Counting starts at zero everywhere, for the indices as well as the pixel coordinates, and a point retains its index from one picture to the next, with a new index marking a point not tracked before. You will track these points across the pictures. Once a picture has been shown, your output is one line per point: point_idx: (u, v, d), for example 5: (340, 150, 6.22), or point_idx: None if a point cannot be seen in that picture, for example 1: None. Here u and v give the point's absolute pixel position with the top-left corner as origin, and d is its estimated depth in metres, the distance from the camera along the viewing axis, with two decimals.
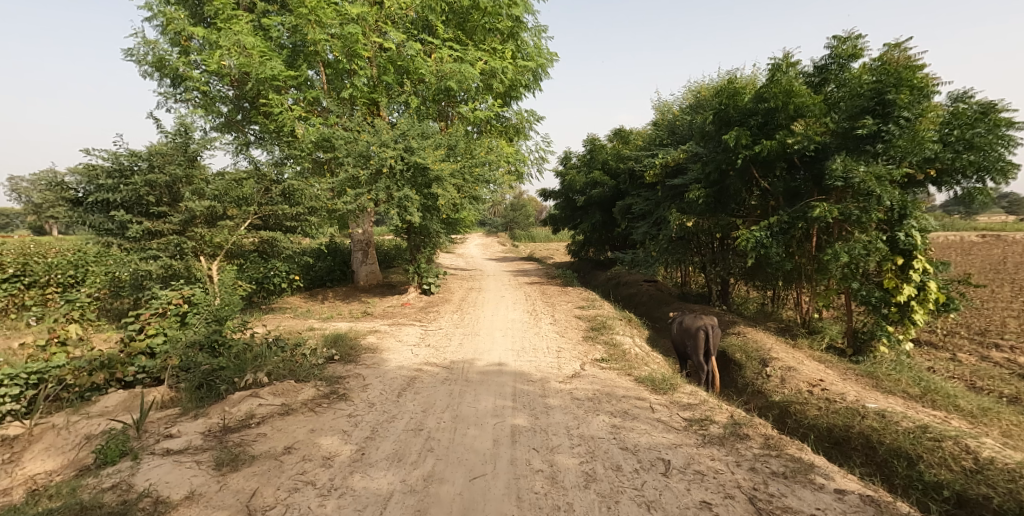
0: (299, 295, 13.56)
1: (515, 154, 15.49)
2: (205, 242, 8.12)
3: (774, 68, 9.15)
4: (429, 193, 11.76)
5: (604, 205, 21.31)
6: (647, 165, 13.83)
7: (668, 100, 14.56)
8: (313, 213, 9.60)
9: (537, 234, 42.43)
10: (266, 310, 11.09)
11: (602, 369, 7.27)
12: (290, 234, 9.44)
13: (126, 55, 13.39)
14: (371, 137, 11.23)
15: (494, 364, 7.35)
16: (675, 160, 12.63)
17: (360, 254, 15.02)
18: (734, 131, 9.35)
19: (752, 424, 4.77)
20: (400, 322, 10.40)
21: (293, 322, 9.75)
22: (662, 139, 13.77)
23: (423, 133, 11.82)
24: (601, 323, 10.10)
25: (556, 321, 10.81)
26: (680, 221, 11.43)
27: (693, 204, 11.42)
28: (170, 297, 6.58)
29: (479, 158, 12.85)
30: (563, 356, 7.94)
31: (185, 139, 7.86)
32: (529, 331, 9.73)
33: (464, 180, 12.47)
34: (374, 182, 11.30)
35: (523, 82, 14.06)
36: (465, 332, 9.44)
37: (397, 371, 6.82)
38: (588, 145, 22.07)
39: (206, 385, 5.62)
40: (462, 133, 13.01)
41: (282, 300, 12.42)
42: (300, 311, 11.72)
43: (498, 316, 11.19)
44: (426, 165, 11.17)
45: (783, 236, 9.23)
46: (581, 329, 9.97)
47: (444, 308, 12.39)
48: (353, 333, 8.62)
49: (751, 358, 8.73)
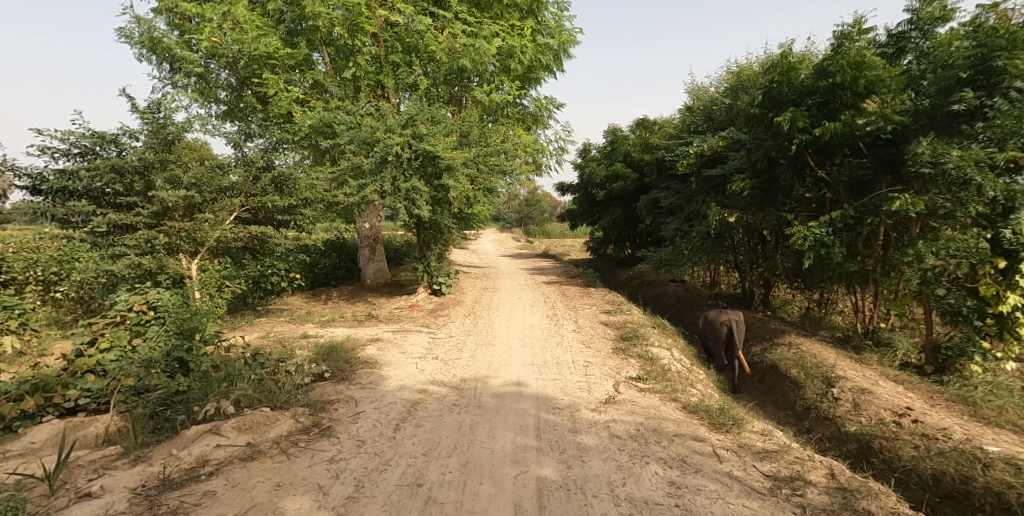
0: (301, 295, 12.62)
1: (534, 144, 14.36)
2: (183, 238, 6.96)
3: (841, 36, 7.98)
4: (439, 185, 10.70)
5: (626, 200, 20.09)
6: (678, 154, 12.58)
7: (702, 84, 13.33)
8: (306, 206, 8.53)
9: (553, 231, 41.26)
10: (261, 312, 10.14)
11: (641, 392, 6.10)
12: (281, 229, 8.36)
13: (120, 35, 12.41)
14: (376, 122, 10.14)
15: (513, 384, 6.25)
16: (714, 149, 11.41)
17: (367, 250, 14.09)
18: (789, 113, 8.29)
19: (867, 492, 3.62)
20: (407, 328, 9.36)
21: (286, 327, 8.74)
22: (698, 126, 12.53)
23: (432, 116, 10.72)
24: (632, 332, 8.94)
25: (580, 327, 9.66)
26: (720, 216, 10.24)
27: (736, 196, 10.22)
28: (129, 303, 5.45)
29: (495, 146, 11.77)
30: (592, 374, 6.80)
31: (160, 118, 6.81)
32: (552, 340, 8.61)
33: (478, 170, 11.37)
34: (379, 172, 10.21)
35: (543, 63, 12.87)
36: (479, 341, 8.35)
37: (399, 392, 5.77)
38: (610, 136, 20.88)
39: (160, 415, 4.52)
40: (477, 120, 11.90)
41: (281, 301, 11.48)
42: (300, 313, 10.75)
43: (515, 321, 10.09)
44: (436, 153, 10.10)
45: (848, 233, 8.03)
46: (609, 338, 8.82)
47: (455, 311, 11.32)
48: (352, 342, 7.59)
49: (813, 377, 7.49)
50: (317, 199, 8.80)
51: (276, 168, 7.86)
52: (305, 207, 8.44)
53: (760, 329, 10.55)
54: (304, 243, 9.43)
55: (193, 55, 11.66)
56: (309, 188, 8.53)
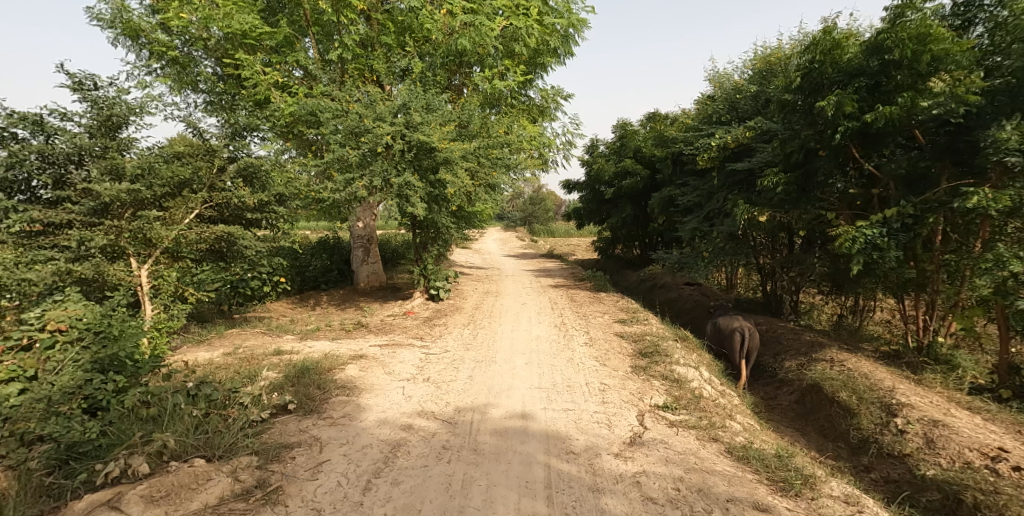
0: (286, 300, 11.64)
1: (539, 136, 13.34)
2: (131, 240, 5.86)
3: (900, 5, 6.98)
4: (435, 180, 9.74)
5: (636, 197, 19.03)
6: (699, 146, 11.54)
7: (723, 72, 12.30)
8: (279, 202, 7.50)
9: (558, 230, 40.38)
10: (237, 321, 9.16)
11: (672, 426, 5.09)
12: (251, 229, 7.33)
13: (87, 14, 11.29)
14: (364, 108, 9.11)
15: (518, 416, 5.23)
16: (740, 140, 10.37)
17: (361, 251, 13.21)
18: (835, 97, 7.31)
19: None
20: (397, 340, 8.33)
21: (259, 340, 7.73)
22: (719, 117, 11.49)
23: (426, 103, 9.70)
24: (653, 347, 7.89)
25: (593, 339, 8.63)
26: (749, 215, 9.19)
27: (766, 192, 9.19)
28: (41, 320, 4.38)
29: (498, 137, 10.78)
30: (611, 402, 5.78)
31: (103, 98, 5.78)
32: (561, 357, 7.58)
33: (479, 164, 10.38)
34: (368, 165, 9.18)
35: (550, 47, 11.82)
36: (478, 359, 7.33)
37: (378, 428, 4.73)
38: (619, 130, 19.88)
39: (58, 472, 3.54)
40: (478, 109, 10.90)
41: (263, 307, 10.51)
42: (282, 322, 9.77)
43: (519, 332, 9.07)
44: (432, 143, 9.10)
45: (906, 234, 6.97)
46: (627, 354, 7.79)
47: (454, 319, 10.32)
48: (331, 360, 6.57)
49: (868, 402, 6.40)
50: (294, 194, 7.79)
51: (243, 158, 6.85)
52: (276, 203, 7.40)
53: (792, 342, 9.50)
54: (282, 245, 8.40)
55: (168, 39, 10.58)
56: (282, 183, 7.51)
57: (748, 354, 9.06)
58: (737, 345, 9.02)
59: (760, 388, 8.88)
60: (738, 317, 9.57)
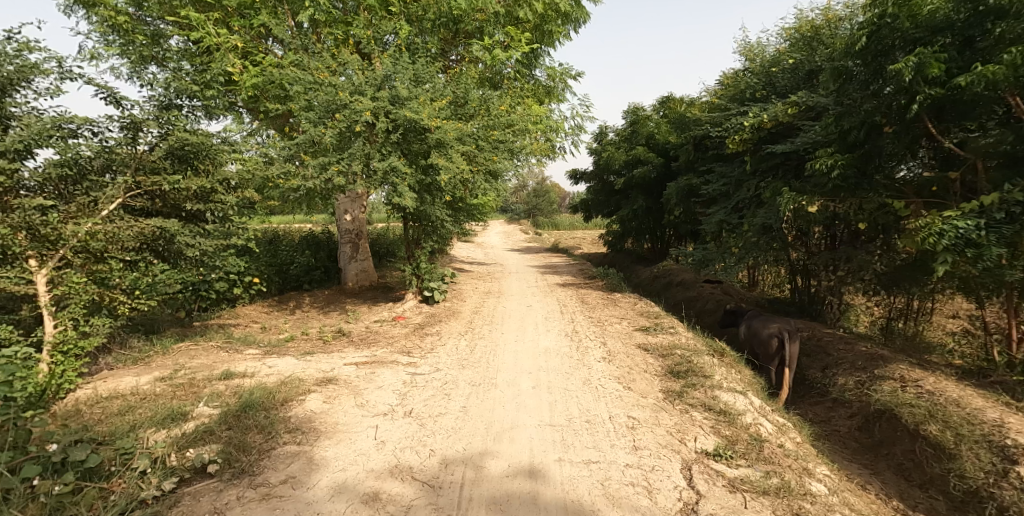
0: (262, 303, 10.32)
1: (545, 118, 11.99)
2: (21, 238, 4.54)
3: None
4: (427, 166, 8.43)
5: (648, 187, 17.65)
6: (730, 126, 10.14)
7: (755, 44, 10.86)
8: (230, 191, 6.13)
9: (562, 223, 39.13)
10: (194, 329, 7.82)
11: (734, 491, 3.86)
12: (192, 224, 5.97)
13: None
14: (342, 80, 7.76)
15: (525, 475, 3.95)
16: (780, 118, 8.97)
17: (349, 247, 11.94)
18: (919, 56, 5.91)
19: None
20: (380, 355, 6.97)
21: (210, 358, 6.27)
22: (754, 93, 10.09)
23: (414, 75, 8.32)
24: (687, 365, 6.56)
25: (612, 354, 7.32)
26: (796, 204, 7.80)
27: (815, 178, 7.82)
28: None
29: (499, 116, 9.47)
30: (645, 447, 4.49)
31: None
32: (575, 380, 6.29)
33: (478, 148, 9.08)
34: (347, 149, 7.85)
35: (559, 13, 10.42)
36: (475, 382, 6.01)
37: (332, 502, 3.46)
38: (630, 114, 18.46)
39: None
40: (475, 86, 9.54)
41: (232, 311, 9.18)
42: (250, 330, 8.44)
43: (524, 345, 7.74)
44: (422, 122, 7.80)
45: (1011, 226, 5.61)
46: (655, 374, 6.49)
47: (450, 325, 8.99)
48: (289, 387, 5.21)
49: (970, 441, 5.14)
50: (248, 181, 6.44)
51: (171, 134, 5.39)
52: (222, 191, 5.96)
53: (844, 352, 8.14)
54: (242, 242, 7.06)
55: (123, 4, 9.21)
56: (226, 164, 6.06)
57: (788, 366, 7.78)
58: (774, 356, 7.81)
59: (809, 407, 7.52)
60: (773, 319, 8.19)
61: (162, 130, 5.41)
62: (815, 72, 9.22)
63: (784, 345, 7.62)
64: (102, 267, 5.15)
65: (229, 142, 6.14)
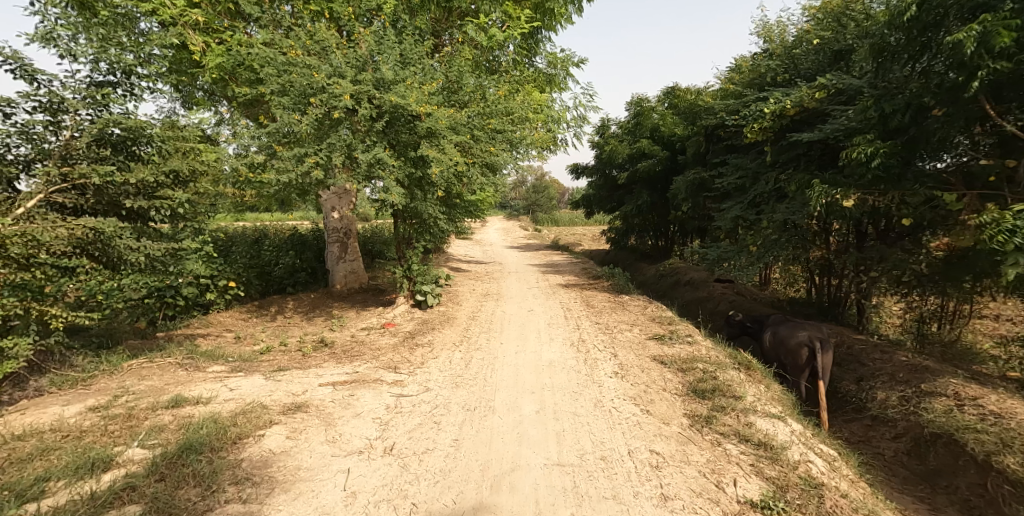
0: (240, 309, 9.46)
1: (546, 106, 11.14)
2: None
3: None
4: (416, 157, 7.63)
5: (654, 182, 16.81)
6: (749, 113, 9.31)
7: (773, 24, 10.00)
8: (181, 185, 5.28)
9: (562, 219, 38.37)
10: (157, 341, 6.98)
11: None
12: (135, 224, 5.09)
13: None
14: (318, 61, 6.92)
15: None
16: (806, 103, 8.14)
17: (337, 247, 11.13)
18: (985, 23, 5.07)
19: None
20: (363, 373, 6.12)
21: (163, 378, 5.31)
22: (775, 77, 9.24)
23: (401, 55, 7.48)
24: (712, 383, 5.76)
25: (625, 369, 6.52)
26: (830, 197, 6.96)
27: (851, 168, 7.00)
28: None
29: (497, 103, 8.64)
30: (674, 499, 3.70)
31: None
32: (584, 402, 5.51)
33: (473, 137, 8.26)
34: (326, 138, 7.01)
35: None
36: (469, 408, 5.20)
37: None
38: (634, 104, 17.60)
39: None
40: (471, 70, 8.70)
41: (203, 319, 8.31)
42: (221, 341, 7.59)
43: (526, 359, 6.92)
44: (409, 108, 6.98)
45: None
46: (676, 393, 5.69)
47: (444, 333, 8.17)
48: (248, 418, 4.35)
49: None
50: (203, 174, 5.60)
51: (101, 117, 4.56)
52: (170, 184, 5.12)
53: (881, 362, 7.32)
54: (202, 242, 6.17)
55: None
56: (174, 154, 5.23)
57: (815, 380, 7.09)
58: (801, 370, 7.08)
59: (845, 425, 6.71)
60: (803, 326, 7.37)
61: (90, 113, 4.58)
62: (844, 51, 8.39)
63: (815, 359, 6.92)
64: (23, 275, 4.23)
65: (178, 128, 5.31)
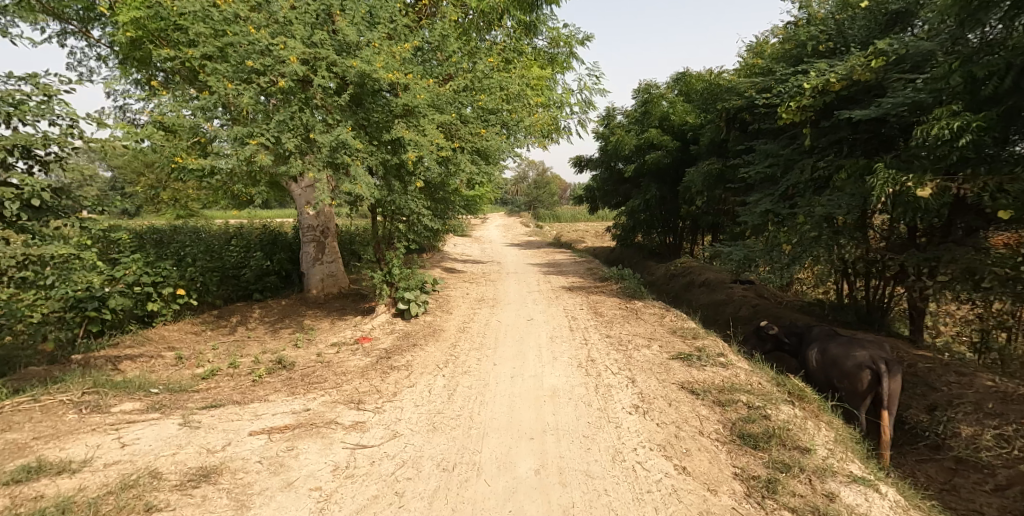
0: (193, 321, 8.15)
1: (545, 87, 9.85)
2: None
3: None
4: (391, 140, 6.36)
5: (665, 174, 15.47)
6: (786, 89, 7.95)
7: None
8: (44, 173, 4.22)
9: (563, 214, 37.02)
10: (68, 365, 5.64)
11: None
12: None
13: None
14: (265, 18, 5.61)
15: None
16: (860, 74, 6.79)
17: (312, 247, 9.83)
18: None
19: None
20: (317, 412, 4.78)
21: (35, 429, 3.92)
22: (816, 46, 7.88)
23: (369, 14, 6.18)
24: (766, 426, 4.47)
25: (649, 400, 5.22)
26: (905, 184, 5.61)
27: (929, 149, 5.65)
28: None
29: (489, 78, 7.35)
30: None
31: None
32: (600, 453, 4.24)
33: (461, 117, 6.97)
34: (276, 114, 5.71)
35: None
36: (448, 469, 3.92)
37: None
38: (642, 89, 16.25)
39: None
40: (456, 39, 7.40)
41: (141, 335, 6.98)
42: (157, 364, 6.27)
43: (525, 387, 5.62)
44: (379, 77, 5.71)
45: None
46: (719, 440, 4.40)
47: (428, 351, 6.86)
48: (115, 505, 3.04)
49: None
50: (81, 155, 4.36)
51: None
52: (22, 169, 4.07)
53: (958, 386, 6.00)
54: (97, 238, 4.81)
55: None
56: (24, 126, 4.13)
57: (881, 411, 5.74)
58: (864, 397, 5.72)
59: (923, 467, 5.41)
60: (860, 344, 5.99)
61: None
62: (902, 13, 7.02)
63: (882, 387, 5.54)
64: None
65: (26, 94, 4.18)
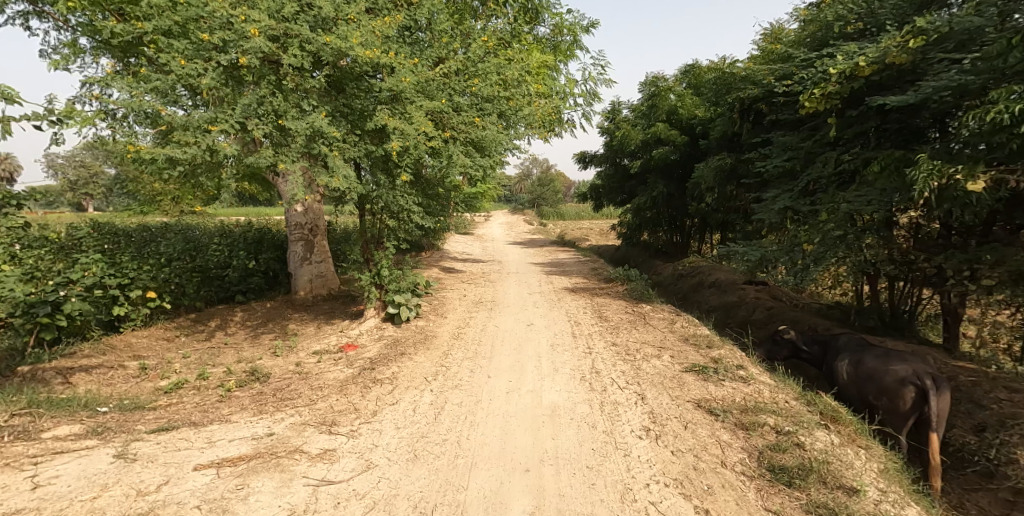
0: (166, 326, 7.62)
1: (547, 76, 9.23)
2: None
3: None
4: (374, 128, 5.76)
5: (673, 169, 14.81)
6: (808, 75, 7.29)
7: None
8: None
9: (567, 212, 36.30)
10: (11, 380, 5.05)
11: None
12: None
13: None
14: None
15: None
16: (894, 56, 6.13)
17: (299, 246, 9.24)
18: None
19: None
20: (281, 437, 4.16)
21: None
22: (842, 28, 7.21)
23: None
24: (801, 458, 3.84)
25: (662, 421, 4.58)
26: (954, 177, 4.94)
27: (980, 137, 4.99)
28: None
29: (483, 62, 6.74)
30: None
31: None
32: (608, 491, 3.62)
33: (454, 105, 6.36)
34: (242, 97, 5.11)
35: None
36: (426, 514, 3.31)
37: None
38: (648, 82, 15.59)
39: None
40: (448, 21, 6.79)
41: (102, 344, 6.41)
42: (116, 376, 5.69)
43: (522, 405, 4.98)
44: (358, 57, 5.12)
45: None
46: (747, 474, 3.76)
47: (417, 361, 6.24)
48: None
49: None
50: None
51: None
52: None
53: (1009, 403, 5.35)
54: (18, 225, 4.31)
55: None
56: None
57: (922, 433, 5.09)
58: (904, 417, 5.06)
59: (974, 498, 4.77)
60: (899, 357, 5.33)
61: None
62: None
63: (927, 407, 4.88)
64: None
65: None
